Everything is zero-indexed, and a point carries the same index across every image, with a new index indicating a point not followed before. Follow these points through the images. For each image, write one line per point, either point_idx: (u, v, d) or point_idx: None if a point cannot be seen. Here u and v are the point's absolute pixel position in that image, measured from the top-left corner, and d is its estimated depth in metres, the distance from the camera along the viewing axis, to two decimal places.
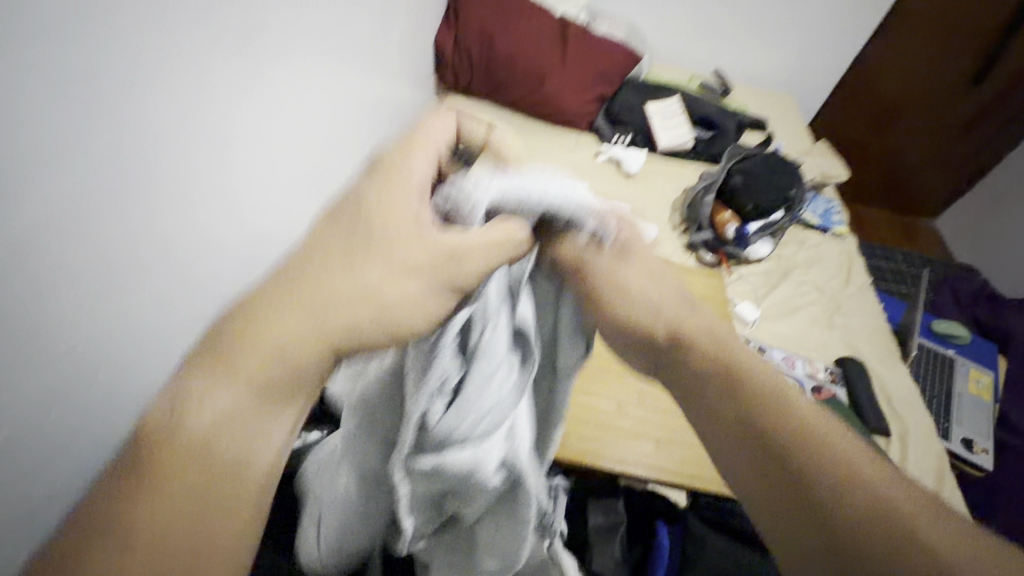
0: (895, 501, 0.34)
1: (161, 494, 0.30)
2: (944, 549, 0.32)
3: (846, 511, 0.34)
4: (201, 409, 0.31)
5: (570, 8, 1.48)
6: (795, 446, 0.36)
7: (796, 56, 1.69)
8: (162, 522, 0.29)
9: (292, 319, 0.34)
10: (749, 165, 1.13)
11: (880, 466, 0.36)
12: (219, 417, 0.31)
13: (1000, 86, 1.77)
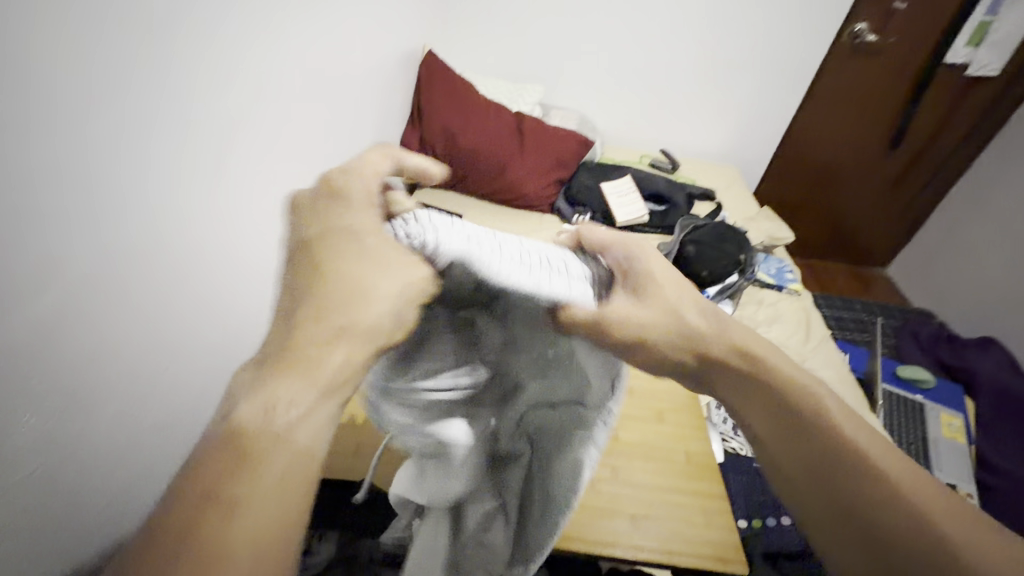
0: (904, 488, 0.39)
1: (241, 492, 0.32)
2: (946, 526, 0.37)
3: (871, 499, 0.39)
4: (266, 407, 0.34)
5: (524, 105, 1.63)
6: (829, 444, 0.42)
7: (733, 133, 1.86)
8: (244, 522, 0.31)
9: (326, 317, 0.37)
10: (700, 234, 1.21)
11: (891, 453, 0.41)
12: (303, 412, 0.34)
13: (916, 147, 1.96)
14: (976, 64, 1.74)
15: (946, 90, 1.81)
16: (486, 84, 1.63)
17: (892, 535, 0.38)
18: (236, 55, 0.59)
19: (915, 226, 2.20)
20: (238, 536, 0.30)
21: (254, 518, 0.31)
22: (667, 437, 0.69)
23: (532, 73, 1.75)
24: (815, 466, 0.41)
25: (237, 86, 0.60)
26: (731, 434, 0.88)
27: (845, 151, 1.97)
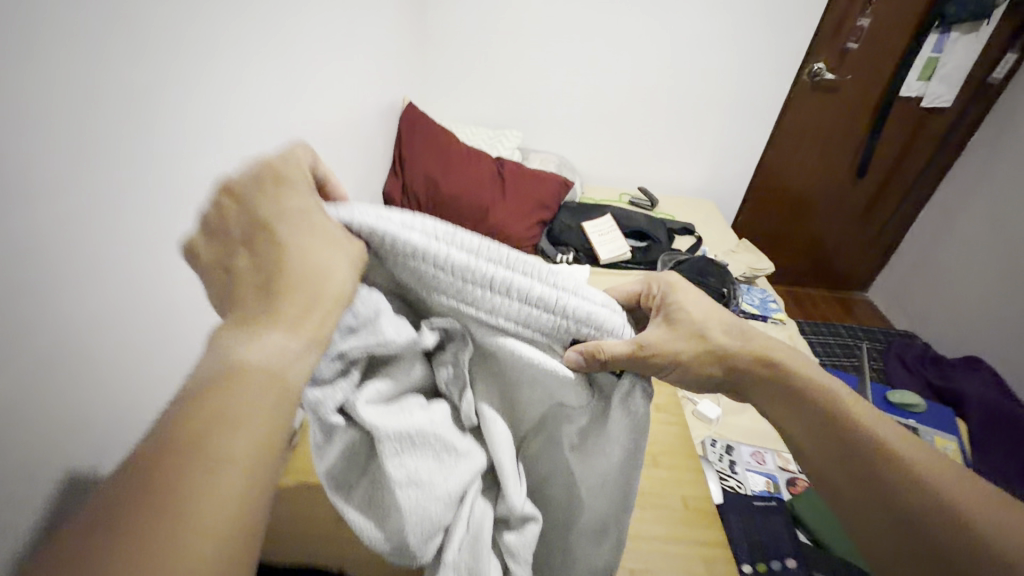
0: (919, 465, 0.40)
1: (210, 438, 0.28)
2: (945, 495, 0.39)
3: (880, 475, 0.41)
4: (262, 349, 0.32)
5: (503, 150, 1.67)
6: (845, 428, 0.43)
7: (707, 169, 1.92)
8: (209, 475, 0.27)
9: (302, 281, 0.36)
10: (683, 270, 1.22)
11: (906, 439, 0.43)
12: (283, 349, 0.33)
13: (882, 176, 2.04)
14: (929, 97, 1.85)
15: (904, 121, 1.91)
16: (466, 132, 1.68)
17: (903, 505, 0.39)
18: (212, 112, 0.62)
19: (889, 250, 2.26)
20: (200, 503, 0.26)
21: (228, 474, 0.27)
22: (662, 485, 0.67)
23: (510, 120, 1.81)
24: (838, 453, 0.43)
25: (213, 163, 0.63)
26: (728, 472, 0.91)
27: (815, 181, 2.04)
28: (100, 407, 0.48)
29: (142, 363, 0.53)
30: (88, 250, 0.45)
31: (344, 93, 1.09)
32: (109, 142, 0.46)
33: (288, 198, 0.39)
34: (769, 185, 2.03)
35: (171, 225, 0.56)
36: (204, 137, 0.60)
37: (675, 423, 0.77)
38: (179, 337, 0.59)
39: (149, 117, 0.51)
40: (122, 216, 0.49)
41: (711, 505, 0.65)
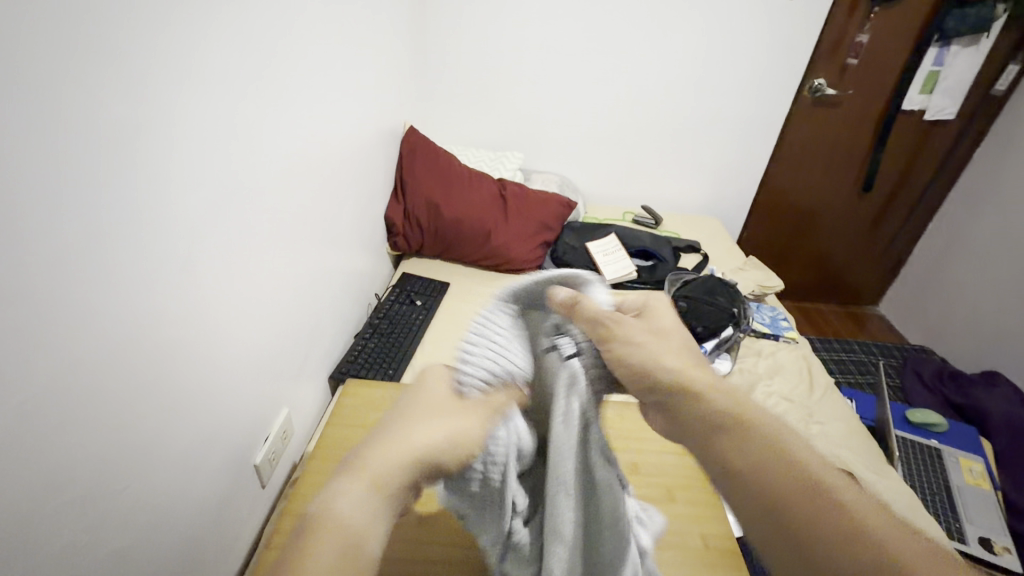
0: (879, 535, 0.36)
1: (327, 533, 0.36)
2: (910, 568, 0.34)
3: (837, 554, 0.35)
4: (343, 500, 0.38)
5: (505, 171, 1.66)
6: (789, 499, 0.38)
7: (710, 186, 1.91)
8: (323, 559, 0.35)
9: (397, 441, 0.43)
10: (689, 289, 1.20)
11: (857, 498, 0.38)
12: (363, 505, 0.38)
13: (888, 189, 2.02)
14: (932, 110, 1.84)
15: (907, 134, 1.90)
16: (467, 154, 1.68)
17: None
18: (196, 139, 0.62)
19: (898, 263, 2.23)
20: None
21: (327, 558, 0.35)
22: (680, 522, 0.63)
23: (511, 141, 1.81)
24: (792, 534, 0.37)
25: (196, 195, 0.63)
26: None
27: (819, 196, 2.02)
28: (73, 450, 0.48)
29: (122, 400, 0.53)
30: (54, 288, 0.45)
31: (344, 118, 1.09)
32: (74, 180, 0.47)
33: (420, 386, 0.50)
34: (773, 201, 2.01)
35: (150, 259, 0.56)
36: (185, 171, 0.61)
37: (691, 454, 0.73)
38: (161, 370, 0.59)
39: (126, 155, 0.52)
40: (92, 253, 0.49)
41: (733, 543, 0.61)
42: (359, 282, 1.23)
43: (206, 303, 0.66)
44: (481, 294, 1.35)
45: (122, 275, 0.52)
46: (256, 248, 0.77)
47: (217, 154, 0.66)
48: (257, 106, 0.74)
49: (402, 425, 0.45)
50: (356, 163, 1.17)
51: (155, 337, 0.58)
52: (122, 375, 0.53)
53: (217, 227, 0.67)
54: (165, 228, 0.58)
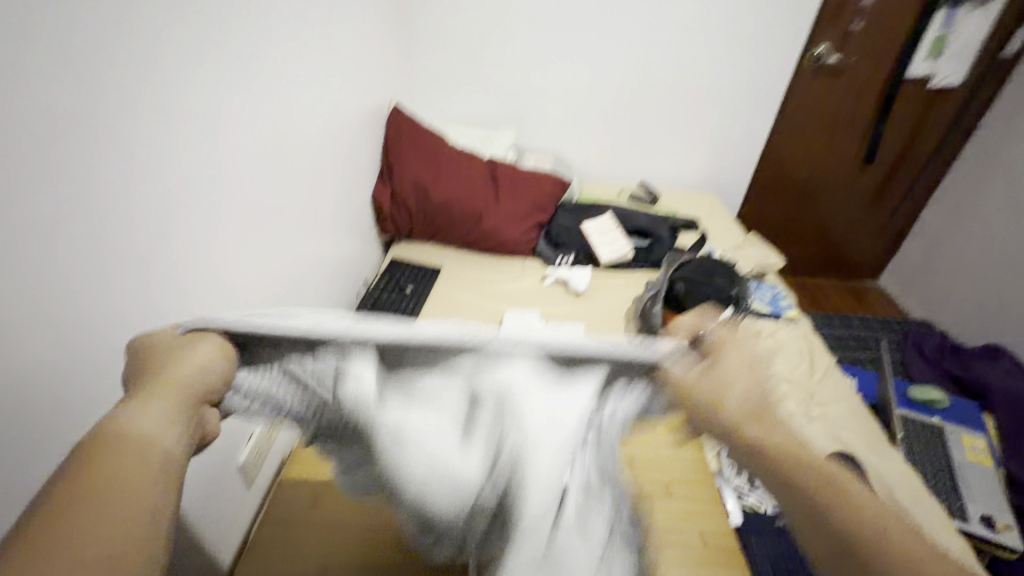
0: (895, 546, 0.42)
1: (112, 460, 0.33)
2: None
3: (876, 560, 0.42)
4: (138, 421, 0.35)
5: (496, 150, 1.61)
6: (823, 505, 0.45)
7: (709, 160, 1.86)
8: (111, 474, 0.32)
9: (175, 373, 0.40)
10: (687, 269, 1.17)
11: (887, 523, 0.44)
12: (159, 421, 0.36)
13: (891, 160, 1.97)
14: (938, 77, 1.77)
15: (912, 103, 1.83)
16: (457, 133, 1.61)
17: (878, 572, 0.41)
18: (159, 123, 0.58)
19: (900, 236, 2.18)
20: (103, 519, 0.30)
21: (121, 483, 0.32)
22: (677, 518, 0.62)
23: (503, 118, 1.75)
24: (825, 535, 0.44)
25: (163, 187, 0.59)
26: (745, 488, 0.80)
27: (820, 168, 1.96)
28: (37, 464, 0.46)
29: (91, 403, 0.51)
30: (4, 297, 0.42)
31: (326, 98, 1.03)
32: (16, 182, 0.42)
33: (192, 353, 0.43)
34: (773, 174, 1.96)
35: (114, 265, 0.53)
36: (148, 162, 0.56)
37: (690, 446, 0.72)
38: (131, 377, 0.56)
39: (76, 150, 0.48)
40: (48, 263, 0.46)
41: (732, 541, 0.60)
42: (347, 269, 1.19)
43: (176, 299, 0.62)
44: (473, 278, 1.31)
45: (82, 274, 0.49)
46: (234, 237, 0.73)
47: (183, 142, 0.62)
48: (225, 87, 0.69)
49: (172, 369, 0.40)
50: (340, 144, 1.12)
51: (123, 335, 0.55)
52: (87, 377, 0.50)
53: (187, 217, 0.63)
54: (129, 220, 0.54)
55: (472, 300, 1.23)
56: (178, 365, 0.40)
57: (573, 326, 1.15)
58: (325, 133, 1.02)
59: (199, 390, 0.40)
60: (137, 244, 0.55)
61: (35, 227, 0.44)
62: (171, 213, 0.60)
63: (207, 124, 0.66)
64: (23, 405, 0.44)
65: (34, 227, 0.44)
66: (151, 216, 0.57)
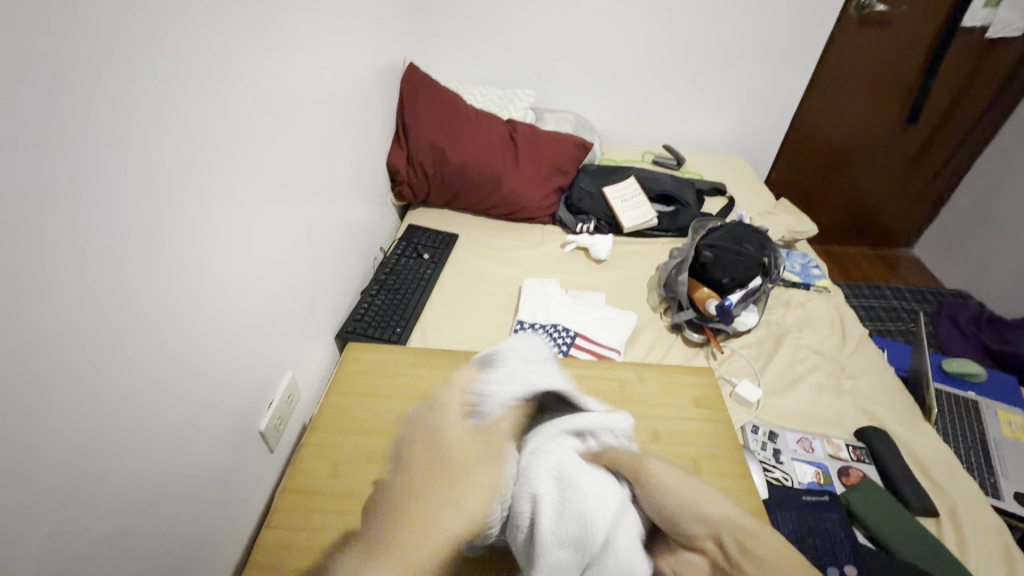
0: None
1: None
2: None
3: None
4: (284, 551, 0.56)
5: (514, 111, 1.54)
6: None
7: (739, 122, 1.76)
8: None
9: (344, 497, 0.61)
10: (715, 237, 1.12)
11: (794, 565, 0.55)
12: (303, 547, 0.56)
13: (936, 119, 1.85)
14: (995, 27, 1.63)
15: (963, 56, 1.70)
16: (473, 93, 1.55)
17: None
18: (165, 80, 0.55)
19: (939, 202, 2.07)
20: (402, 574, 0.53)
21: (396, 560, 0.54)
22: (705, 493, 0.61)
23: (521, 76, 1.66)
24: None
25: (168, 149, 0.56)
26: (773, 462, 0.83)
27: (858, 129, 1.85)
28: (64, 425, 0.46)
29: (114, 373, 0.50)
30: (12, 266, 0.41)
31: (338, 54, 0.98)
32: (6, 139, 0.40)
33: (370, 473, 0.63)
34: (806, 136, 1.86)
35: (130, 233, 0.51)
36: (154, 120, 0.54)
37: (714, 420, 0.71)
38: (152, 344, 0.55)
39: (71, 105, 0.45)
40: (58, 229, 0.44)
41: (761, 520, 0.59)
42: (364, 236, 1.17)
43: (193, 267, 0.61)
44: (491, 244, 1.28)
45: (95, 239, 0.48)
46: (248, 202, 0.71)
47: (191, 101, 0.59)
48: (232, 42, 0.65)
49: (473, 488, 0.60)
50: (354, 105, 1.08)
51: (143, 303, 0.54)
52: (107, 345, 0.50)
53: (200, 182, 0.61)
54: (142, 186, 0.53)
55: (490, 267, 1.20)
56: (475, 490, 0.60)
57: (594, 295, 1.12)
58: (337, 95, 0.98)
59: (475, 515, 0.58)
60: (152, 210, 0.54)
61: (41, 192, 0.43)
62: (184, 177, 0.58)
63: (214, 82, 0.62)
64: (43, 372, 0.43)
65: (41, 191, 0.43)
66: (164, 181, 0.55)
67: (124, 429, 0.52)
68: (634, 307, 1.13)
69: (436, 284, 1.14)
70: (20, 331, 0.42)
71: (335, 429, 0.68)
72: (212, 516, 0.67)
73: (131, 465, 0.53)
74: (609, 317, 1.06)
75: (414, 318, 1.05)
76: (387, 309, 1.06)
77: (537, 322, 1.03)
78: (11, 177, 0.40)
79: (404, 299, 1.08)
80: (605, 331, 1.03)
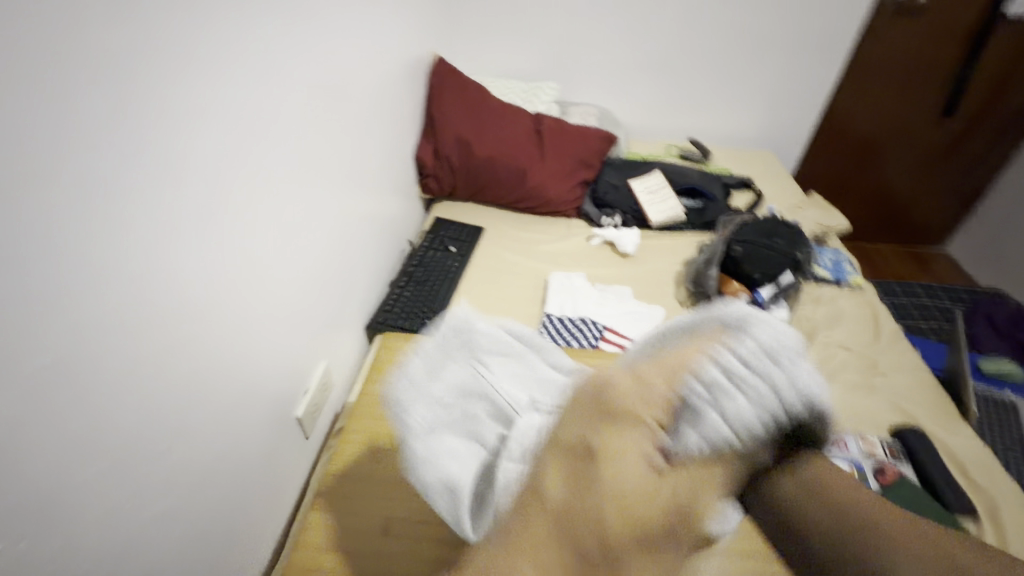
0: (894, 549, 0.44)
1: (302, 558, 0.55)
2: None
3: None
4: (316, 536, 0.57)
5: (540, 105, 1.54)
6: None
7: (767, 115, 1.73)
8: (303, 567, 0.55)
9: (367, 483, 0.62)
10: (745, 231, 1.10)
11: None
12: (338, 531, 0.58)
13: (973, 112, 1.79)
14: None
15: (1004, 47, 1.64)
16: (499, 86, 1.55)
17: None
18: (210, 71, 0.56)
19: (975, 198, 2.01)
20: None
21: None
22: None
23: (545, 68, 1.65)
24: None
25: (213, 141, 0.57)
26: None
27: (890, 122, 1.81)
28: (121, 405, 0.47)
29: (161, 359, 0.52)
30: (74, 254, 0.42)
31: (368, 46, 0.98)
32: (70, 130, 0.41)
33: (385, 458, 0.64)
34: (837, 130, 1.81)
35: (177, 223, 0.52)
36: (200, 111, 0.55)
37: None
38: (197, 332, 0.57)
39: (127, 95, 0.46)
40: (114, 219, 0.45)
41: None
42: (392, 228, 1.18)
43: (233, 254, 0.61)
44: (517, 238, 1.29)
45: (147, 228, 0.49)
46: (284, 191, 0.72)
47: (235, 93, 0.60)
48: (273, 35, 0.66)
49: (630, 489, 0.37)
50: (383, 99, 1.09)
51: (186, 292, 0.54)
52: (153, 333, 0.51)
53: (241, 171, 0.62)
54: (186, 175, 0.53)
55: (516, 260, 1.21)
56: (637, 491, 0.37)
57: (621, 289, 1.11)
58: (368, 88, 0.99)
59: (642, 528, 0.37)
60: (195, 199, 0.55)
61: (100, 181, 0.44)
62: (226, 167, 0.59)
63: (256, 75, 0.63)
64: (100, 356, 0.45)
65: (101, 181, 0.44)
66: (208, 171, 0.56)
67: (169, 414, 0.53)
68: (661, 302, 1.12)
69: (463, 276, 1.15)
70: (81, 317, 0.43)
71: (369, 419, 0.69)
72: (250, 499, 0.68)
73: (178, 447, 0.55)
74: (636, 311, 1.06)
75: (442, 311, 1.06)
76: (416, 301, 1.07)
77: (564, 316, 1.03)
78: (73, 167, 0.41)
79: (432, 292, 1.09)
80: (633, 325, 1.03)
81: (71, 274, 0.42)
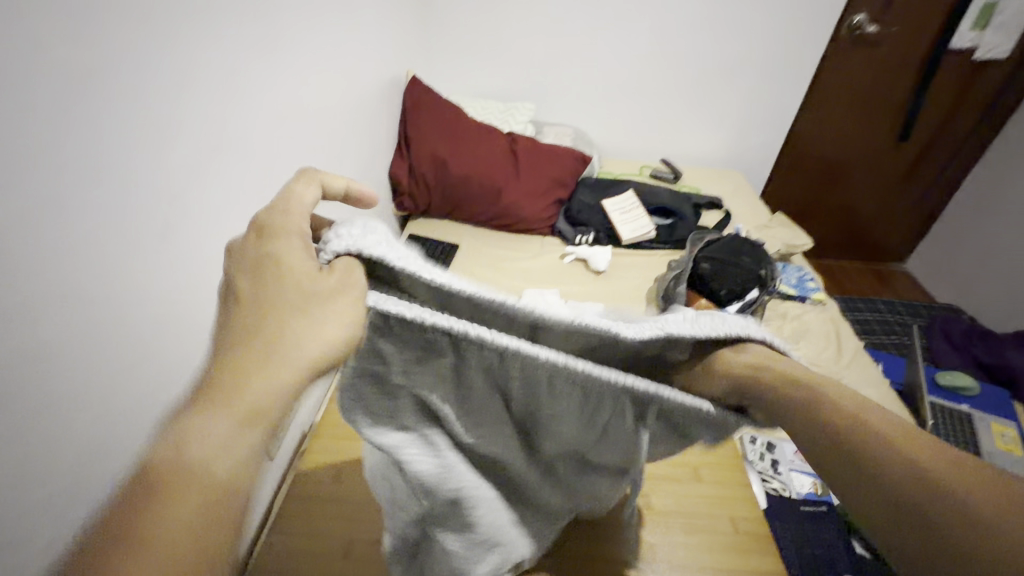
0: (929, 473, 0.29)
1: None
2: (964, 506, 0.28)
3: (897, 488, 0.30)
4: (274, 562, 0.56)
5: (515, 124, 1.57)
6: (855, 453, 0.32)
7: (735, 137, 1.79)
8: None
9: (329, 508, 0.61)
10: (713, 249, 1.13)
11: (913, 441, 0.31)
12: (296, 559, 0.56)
13: (926, 137, 1.89)
14: (982, 48, 1.68)
15: (951, 77, 1.74)
16: (474, 106, 1.57)
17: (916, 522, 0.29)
18: (178, 83, 0.56)
19: (931, 218, 2.11)
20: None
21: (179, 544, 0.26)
22: (707, 503, 0.61)
23: (521, 89, 1.69)
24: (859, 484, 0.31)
25: (171, 160, 0.55)
26: (771, 472, 0.84)
27: (850, 145, 1.89)
28: (65, 436, 0.45)
29: (117, 375, 0.50)
30: (28, 268, 0.40)
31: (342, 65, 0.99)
32: (30, 139, 0.40)
33: (350, 481, 0.64)
34: (801, 152, 1.89)
35: (137, 236, 0.51)
36: (164, 120, 0.54)
37: None
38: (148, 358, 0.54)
39: (89, 104, 0.45)
40: (72, 231, 0.44)
41: (766, 530, 0.58)
42: None
43: (194, 267, 0.60)
44: (491, 255, 1.30)
45: (106, 240, 0.48)
46: (252, 206, 0.71)
47: (203, 108, 0.60)
48: (242, 52, 0.67)
49: (289, 315, 0.32)
50: (357, 116, 1.09)
51: (145, 307, 0.53)
52: (109, 350, 0.49)
53: (207, 184, 0.61)
54: (149, 186, 0.52)
55: (490, 277, 1.21)
56: (294, 313, 0.32)
57: (593, 305, 1.13)
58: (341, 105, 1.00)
59: (323, 362, 0.32)
60: (157, 211, 0.54)
61: (59, 191, 0.43)
62: (191, 179, 0.58)
63: (224, 90, 0.63)
64: (54, 374, 0.43)
65: (60, 191, 0.43)
66: (171, 182, 0.56)
67: (121, 433, 0.51)
68: None
69: None
70: (35, 333, 0.41)
71: (335, 438, 0.68)
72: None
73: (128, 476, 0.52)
74: None
75: None
76: None
77: None
78: (32, 177, 0.41)
79: None
80: None
81: (24, 288, 0.40)
